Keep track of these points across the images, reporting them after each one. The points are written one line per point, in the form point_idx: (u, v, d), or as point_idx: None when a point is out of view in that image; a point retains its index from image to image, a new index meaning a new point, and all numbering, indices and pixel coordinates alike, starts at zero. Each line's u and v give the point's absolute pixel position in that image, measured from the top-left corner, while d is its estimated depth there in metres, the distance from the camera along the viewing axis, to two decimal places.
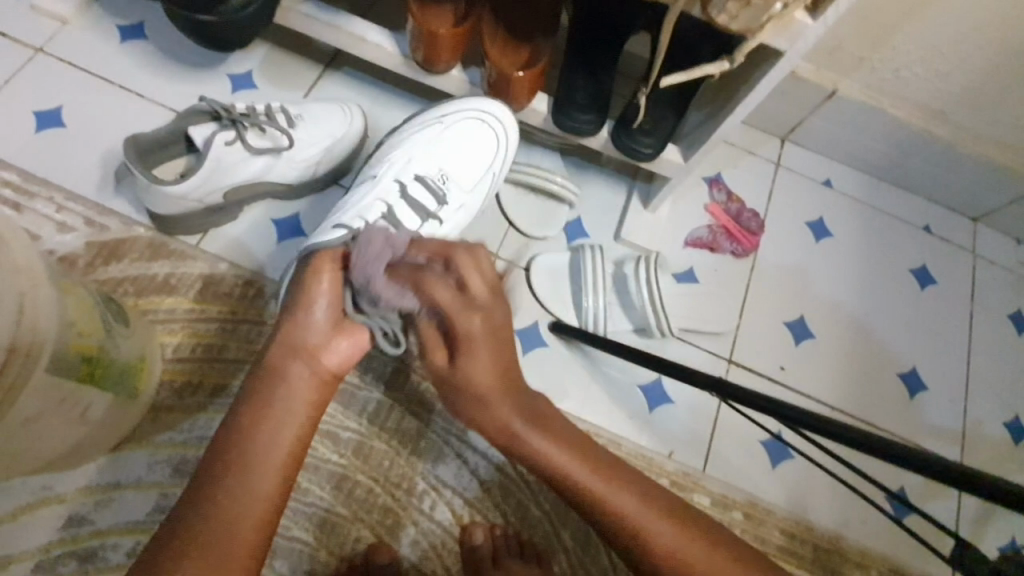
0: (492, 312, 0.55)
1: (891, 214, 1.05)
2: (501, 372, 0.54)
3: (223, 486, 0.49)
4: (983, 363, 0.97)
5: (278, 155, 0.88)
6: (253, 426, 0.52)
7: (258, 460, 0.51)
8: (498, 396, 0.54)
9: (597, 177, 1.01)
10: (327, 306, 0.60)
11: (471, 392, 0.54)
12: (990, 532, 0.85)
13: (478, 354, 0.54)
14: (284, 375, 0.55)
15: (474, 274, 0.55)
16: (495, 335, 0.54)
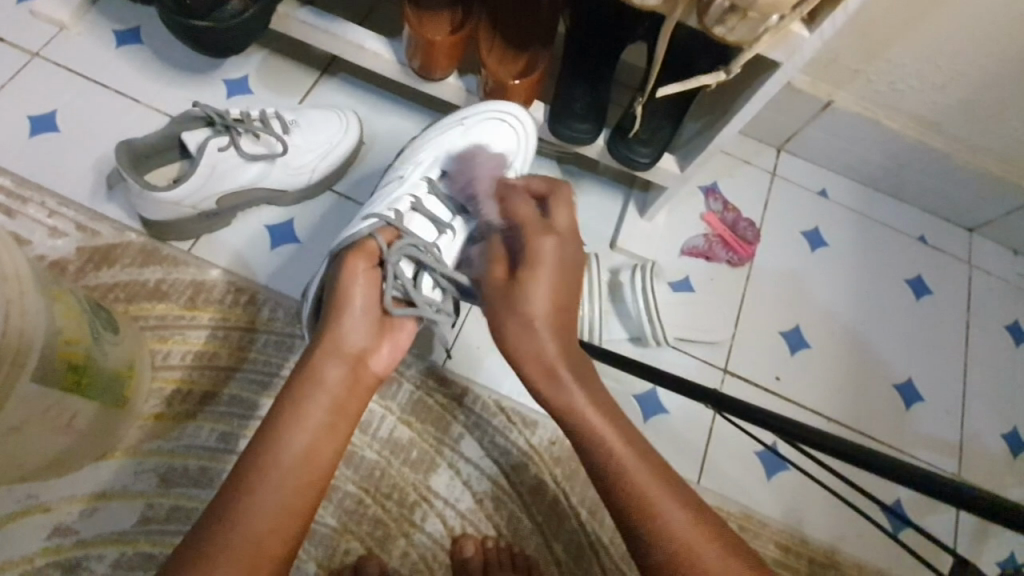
0: (567, 239, 0.60)
1: (887, 224, 1.05)
2: (559, 295, 0.56)
3: (241, 518, 0.47)
4: (979, 374, 0.97)
5: (272, 161, 0.87)
6: (281, 445, 0.51)
7: (283, 482, 0.49)
8: (551, 315, 0.55)
9: (593, 185, 1.00)
10: (367, 316, 0.59)
11: (526, 295, 0.55)
12: (988, 546, 0.84)
13: (549, 271, 0.56)
14: (323, 385, 0.54)
15: (564, 210, 0.62)
16: (573, 258, 0.59)
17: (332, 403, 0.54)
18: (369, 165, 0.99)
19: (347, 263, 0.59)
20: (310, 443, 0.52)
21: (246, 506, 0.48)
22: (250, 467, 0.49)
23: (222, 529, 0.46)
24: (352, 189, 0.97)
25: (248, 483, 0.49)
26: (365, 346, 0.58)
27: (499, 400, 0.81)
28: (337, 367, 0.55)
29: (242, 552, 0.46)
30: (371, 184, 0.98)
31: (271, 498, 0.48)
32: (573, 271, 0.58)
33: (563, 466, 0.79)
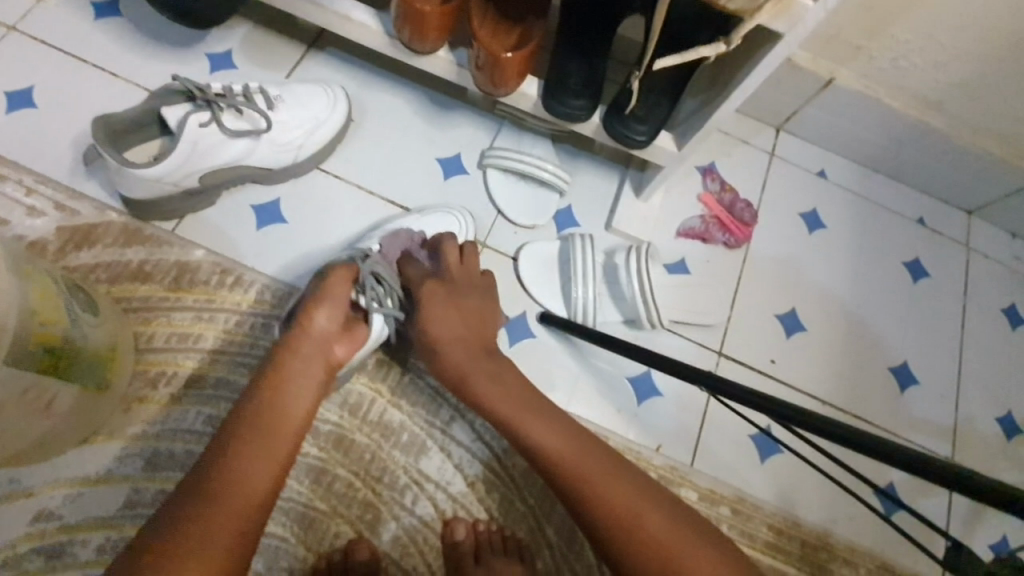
0: (456, 280, 0.73)
1: (886, 206, 1.03)
2: (448, 325, 0.68)
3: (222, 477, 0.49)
4: (974, 357, 0.96)
5: (257, 138, 0.84)
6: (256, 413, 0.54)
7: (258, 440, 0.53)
8: (447, 341, 0.67)
9: (588, 165, 0.98)
10: (337, 304, 0.64)
11: (424, 335, 0.68)
12: (979, 528, 0.84)
13: (441, 309, 0.69)
14: (294, 362, 0.59)
15: (451, 254, 0.75)
16: (462, 292, 0.71)
17: (303, 375, 0.59)
18: (358, 143, 0.96)
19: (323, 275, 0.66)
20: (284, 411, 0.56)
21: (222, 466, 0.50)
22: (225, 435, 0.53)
23: (205, 484, 0.49)
24: (340, 167, 0.94)
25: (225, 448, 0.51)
26: (334, 332, 0.63)
27: None
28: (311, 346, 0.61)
29: (229, 501, 0.48)
30: (360, 162, 0.95)
31: (253, 456, 0.51)
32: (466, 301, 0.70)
33: None
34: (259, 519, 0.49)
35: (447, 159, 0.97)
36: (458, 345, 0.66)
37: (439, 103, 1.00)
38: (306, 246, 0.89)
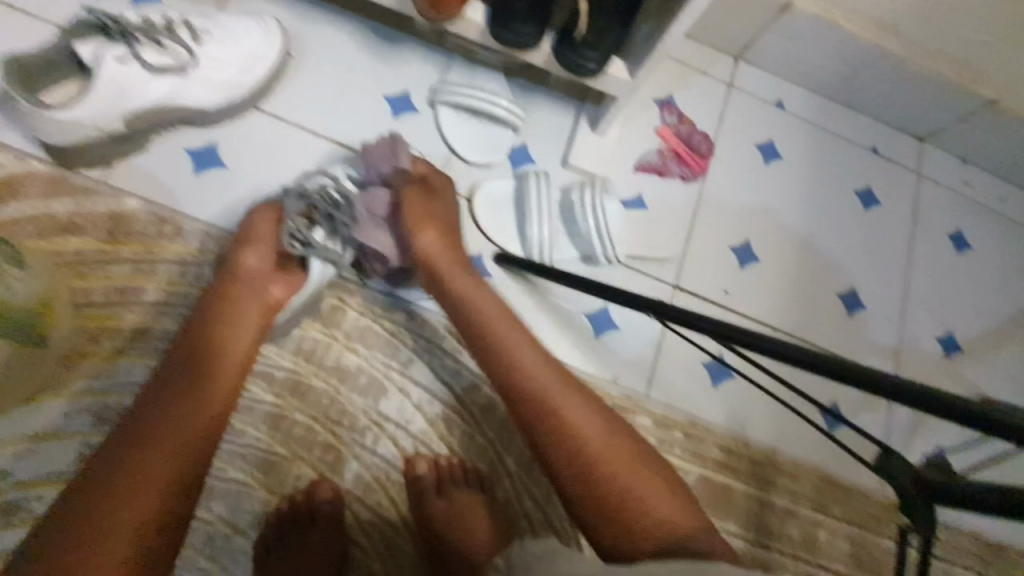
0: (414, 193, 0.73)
1: (842, 135, 1.03)
2: (435, 243, 0.70)
3: (164, 414, 0.57)
4: (920, 281, 1.00)
5: (184, 74, 0.78)
6: (202, 356, 0.62)
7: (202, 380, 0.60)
8: (437, 260, 0.70)
9: (543, 99, 0.95)
10: (264, 249, 0.70)
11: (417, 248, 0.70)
12: (916, 438, 0.90)
13: (431, 225, 0.71)
14: (230, 308, 0.66)
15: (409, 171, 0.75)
16: (442, 213, 0.73)
17: (240, 322, 0.65)
18: (298, 80, 0.91)
19: (247, 222, 0.71)
20: (225, 355, 0.63)
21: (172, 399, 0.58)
22: (170, 375, 0.60)
23: (149, 420, 0.56)
24: (280, 107, 0.89)
25: (168, 390, 0.59)
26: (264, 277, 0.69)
27: (447, 323, 0.81)
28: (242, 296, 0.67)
29: (167, 435, 0.56)
30: (302, 101, 0.90)
31: (189, 399, 0.59)
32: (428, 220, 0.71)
33: None
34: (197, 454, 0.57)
35: (395, 96, 0.92)
36: (449, 262, 0.70)
37: (385, 35, 0.94)
38: (250, 192, 0.85)
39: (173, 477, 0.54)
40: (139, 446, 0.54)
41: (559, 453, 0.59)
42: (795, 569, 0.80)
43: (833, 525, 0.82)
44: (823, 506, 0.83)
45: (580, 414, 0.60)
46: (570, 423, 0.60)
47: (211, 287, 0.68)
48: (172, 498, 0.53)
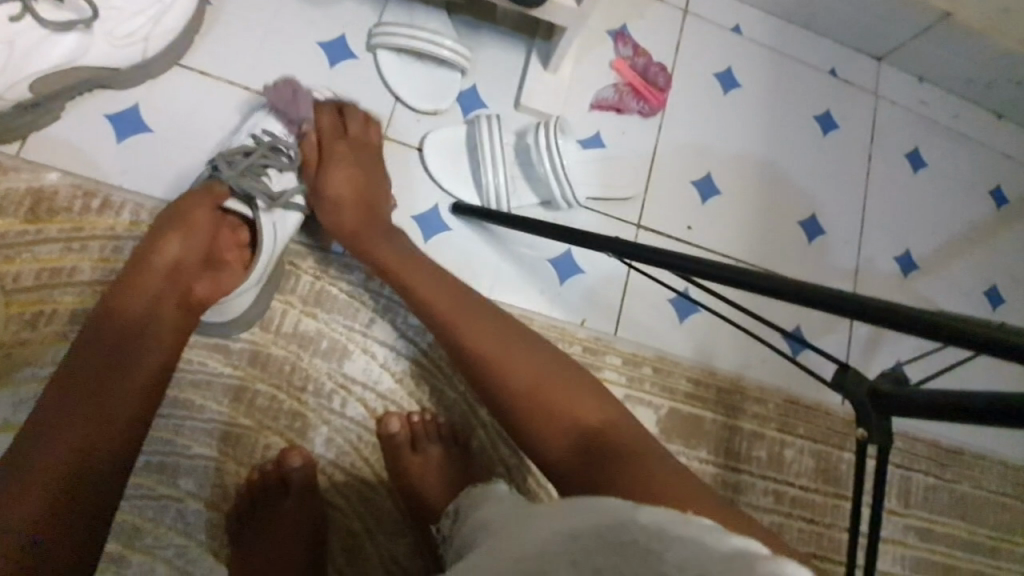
0: (359, 143, 0.75)
1: (801, 59, 1.01)
2: (340, 184, 0.71)
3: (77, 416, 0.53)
4: (878, 202, 1.01)
5: (89, 30, 0.68)
6: (115, 355, 0.58)
7: (115, 380, 0.56)
8: (338, 203, 0.71)
9: (491, 37, 0.89)
10: (193, 236, 0.65)
11: (321, 194, 0.72)
12: (876, 355, 0.93)
13: (338, 164, 0.72)
14: (149, 307, 0.62)
15: (357, 118, 0.76)
16: (362, 156, 0.74)
17: (155, 326, 0.61)
18: (222, 31, 0.83)
19: (176, 205, 0.66)
20: (139, 355, 0.59)
21: (81, 400, 0.54)
22: (76, 374, 0.55)
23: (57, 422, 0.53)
24: (205, 62, 0.82)
25: (75, 389, 0.55)
26: (189, 270, 0.65)
27: None
28: (162, 290, 0.63)
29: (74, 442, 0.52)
30: (229, 54, 0.83)
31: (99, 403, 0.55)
32: (371, 180, 0.73)
33: None
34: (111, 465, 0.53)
35: (331, 42, 0.85)
36: (348, 204, 0.71)
37: None
38: (184, 157, 0.79)
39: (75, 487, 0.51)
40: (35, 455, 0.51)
41: (492, 382, 0.60)
42: (764, 488, 0.83)
43: (798, 444, 0.86)
44: (789, 427, 0.86)
45: (513, 347, 0.61)
46: (489, 353, 0.61)
47: (127, 277, 0.63)
48: (77, 512, 0.50)
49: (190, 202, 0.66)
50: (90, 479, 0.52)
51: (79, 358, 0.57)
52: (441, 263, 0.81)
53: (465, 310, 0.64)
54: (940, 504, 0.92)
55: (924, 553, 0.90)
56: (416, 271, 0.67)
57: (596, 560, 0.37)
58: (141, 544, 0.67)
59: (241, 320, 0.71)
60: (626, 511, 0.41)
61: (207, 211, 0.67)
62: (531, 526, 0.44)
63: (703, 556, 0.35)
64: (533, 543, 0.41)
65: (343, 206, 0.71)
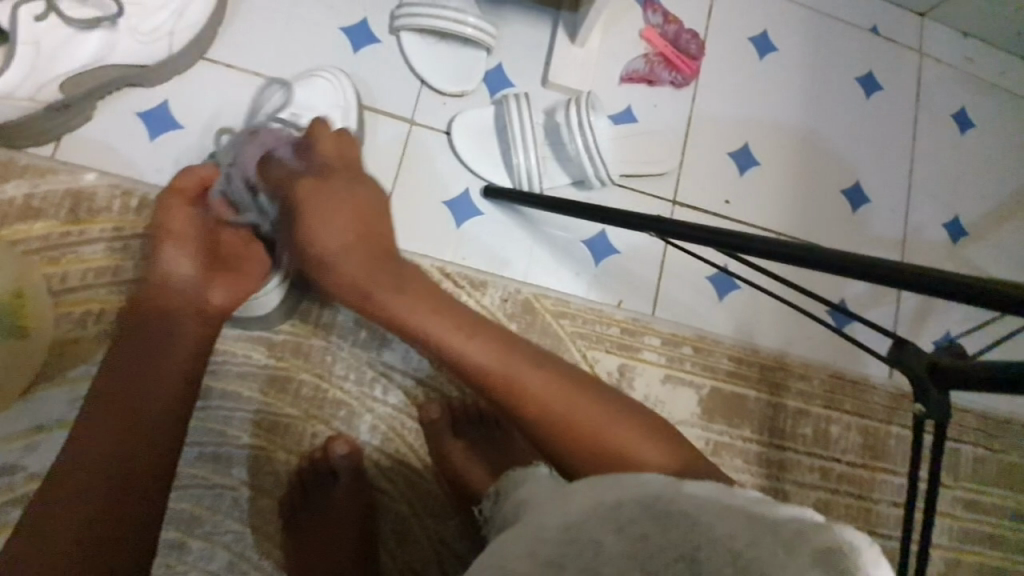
0: (334, 171, 0.62)
1: (840, 19, 0.95)
2: (340, 223, 0.58)
3: (113, 420, 0.53)
4: (924, 167, 0.96)
5: (115, 26, 0.70)
6: (140, 361, 0.57)
7: (143, 390, 0.55)
8: (342, 246, 0.58)
9: (515, 12, 0.86)
10: (188, 246, 0.64)
11: (314, 246, 0.59)
12: (926, 327, 0.90)
13: (318, 206, 0.59)
14: (165, 317, 0.61)
15: (325, 141, 0.64)
16: (340, 179, 0.62)
17: (174, 333, 0.60)
18: (243, 20, 0.82)
19: (157, 219, 0.64)
20: (166, 356, 0.58)
21: (110, 415, 0.53)
22: (109, 385, 0.55)
23: (96, 426, 0.53)
24: (230, 54, 0.81)
25: (107, 397, 0.54)
26: (195, 283, 0.63)
27: (442, 267, 0.79)
28: (174, 300, 0.62)
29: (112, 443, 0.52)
30: (251, 45, 0.82)
31: (131, 405, 0.54)
32: (362, 213, 0.60)
33: (518, 320, 0.79)
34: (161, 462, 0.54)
35: (352, 27, 0.84)
36: (353, 246, 0.58)
37: None
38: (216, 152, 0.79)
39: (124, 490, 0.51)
40: (71, 466, 0.51)
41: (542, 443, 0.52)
42: (810, 464, 0.82)
43: (845, 420, 0.84)
44: (834, 403, 0.84)
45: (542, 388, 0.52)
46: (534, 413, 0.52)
47: (137, 298, 0.62)
48: (122, 512, 0.50)
49: (168, 215, 0.64)
50: (134, 492, 0.51)
51: (108, 368, 0.57)
52: (474, 248, 0.80)
53: (491, 353, 0.54)
54: (991, 475, 0.89)
55: (976, 526, 0.88)
56: (433, 325, 0.56)
57: (644, 526, 0.37)
58: (200, 532, 0.69)
59: (277, 311, 0.72)
60: (665, 484, 0.40)
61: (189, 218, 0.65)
62: (567, 499, 0.43)
63: (748, 525, 0.36)
64: (574, 509, 0.40)
65: (335, 255, 0.58)
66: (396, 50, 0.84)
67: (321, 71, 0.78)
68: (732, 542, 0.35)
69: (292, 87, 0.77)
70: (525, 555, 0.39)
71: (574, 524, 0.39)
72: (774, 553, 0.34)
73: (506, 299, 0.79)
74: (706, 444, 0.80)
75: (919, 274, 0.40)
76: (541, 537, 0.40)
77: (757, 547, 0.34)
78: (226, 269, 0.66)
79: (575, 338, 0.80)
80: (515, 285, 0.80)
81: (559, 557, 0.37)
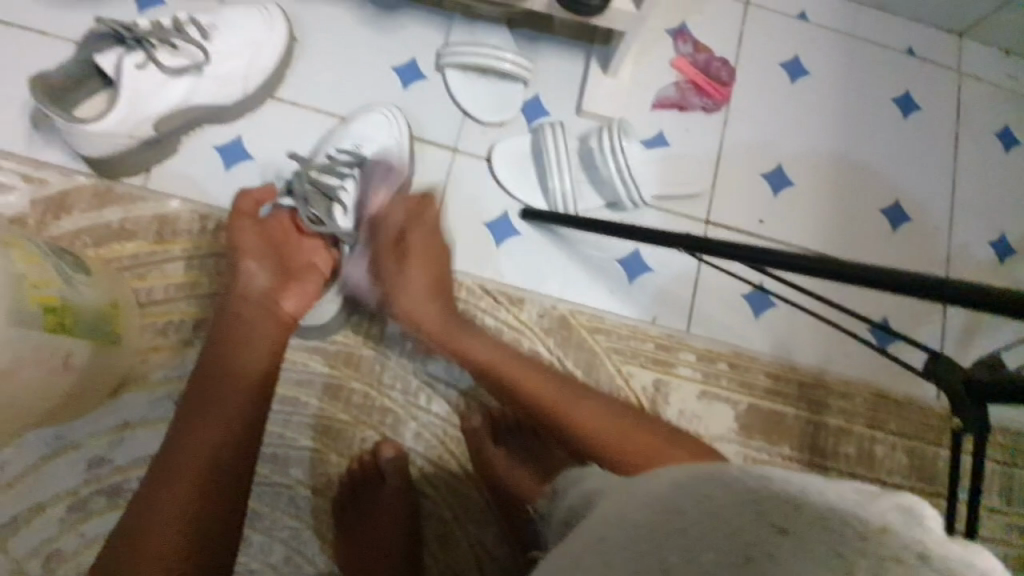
0: (423, 229, 0.73)
1: (873, 41, 0.97)
2: (421, 275, 0.71)
3: (200, 420, 0.58)
4: (967, 185, 0.94)
5: (200, 73, 0.81)
6: (223, 367, 0.62)
7: (221, 397, 0.60)
8: (415, 291, 0.70)
9: (551, 48, 0.92)
10: (261, 259, 0.70)
11: (393, 289, 0.71)
12: (974, 347, 0.87)
13: (410, 256, 0.71)
14: (242, 326, 0.65)
15: (421, 209, 0.74)
16: (425, 237, 0.73)
17: (252, 340, 0.64)
18: (307, 64, 0.91)
19: (232, 236, 0.71)
20: (244, 362, 0.63)
21: (194, 423, 0.58)
22: (200, 388, 0.60)
23: (188, 424, 0.58)
24: (296, 93, 0.90)
25: (198, 398, 0.60)
26: (266, 289, 0.68)
27: (484, 284, 0.84)
28: (251, 309, 0.67)
29: (200, 440, 0.57)
30: (315, 85, 0.91)
31: (216, 406, 0.59)
32: (440, 274, 0.72)
33: (555, 335, 0.83)
34: (229, 458, 0.57)
35: (402, 66, 0.92)
36: (422, 297, 0.70)
37: (384, 6, 0.93)
38: (281, 180, 0.88)
39: (198, 483, 0.55)
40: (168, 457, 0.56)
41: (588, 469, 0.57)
42: (854, 485, 0.81)
43: (890, 440, 0.82)
44: (879, 422, 0.82)
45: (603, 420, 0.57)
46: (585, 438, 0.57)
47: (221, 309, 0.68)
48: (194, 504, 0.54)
49: (239, 232, 0.72)
50: (209, 502, 0.54)
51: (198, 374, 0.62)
52: (512, 267, 0.85)
53: (544, 391, 0.62)
54: None
55: None
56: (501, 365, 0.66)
57: (745, 507, 0.31)
58: (258, 527, 0.75)
59: (333, 322, 0.78)
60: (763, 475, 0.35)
61: (254, 231, 0.72)
62: (656, 477, 0.39)
63: (850, 522, 0.29)
64: (666, 486, 0.36)
65: (415, 297, 0.70)
66: (441, 85, 0.91)
67: (378, 108, 0.86)
68: (834, 527, 0.29)
69: (354, 122, 0.85)
70: (613, 525, 0.36)
71: (667, 500, 0.35)
72: (872, 545, 0.28)
73: (543, 315, 0.83)
74: (743, 461, 0.80)
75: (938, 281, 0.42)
76: (632, 510, 0.36)
77: (856, 536, 0.28)
78: (297, 279, 0.71)
79: (610, 354, 0.82)
80: (552, 302, 0.84)
81: (649, 528, 0.33)
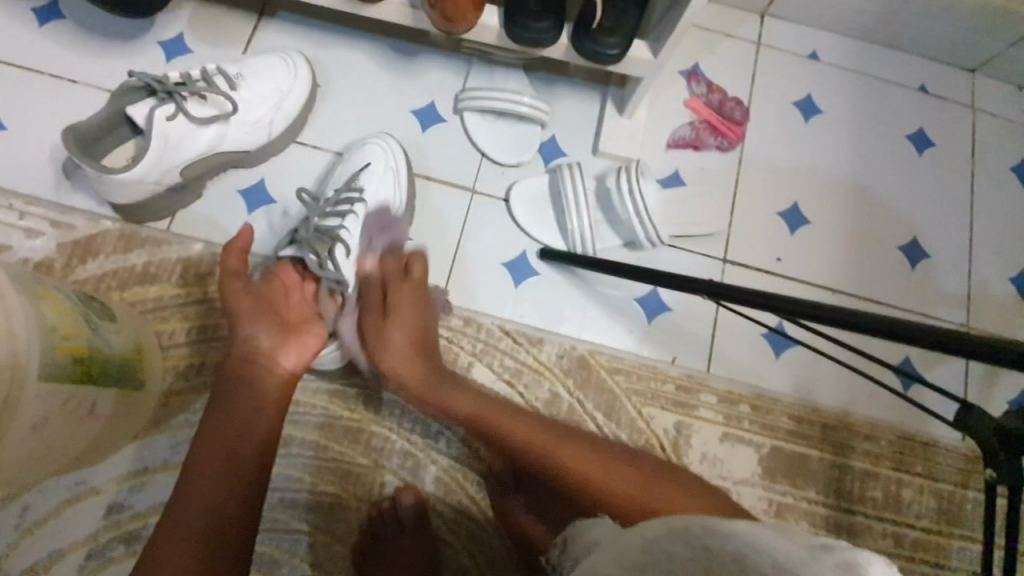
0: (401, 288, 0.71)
1: (885, 79, 0.98)
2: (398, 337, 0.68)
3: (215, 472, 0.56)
4: (985, 221, 0.94)
5: (226, 121, 0.83)
6: (236, 419, 0.60)
7: (227, 459, 0.57)
8: (392, 351, 0.68)
9: (567, 91, 0.94)
10: (263, 318, 0.67)
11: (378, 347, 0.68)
12: (998, 386, 0.86)
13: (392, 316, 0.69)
14: (252, 379, 0.63)
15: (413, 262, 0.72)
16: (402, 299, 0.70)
17: (262, 395, 0.62)
18: (329, 108, 0.94)
19: (230, 293, 0.67)
20: (258, 416, 0.60)
21: (197, 485, 0.55)
22: (213, 439, 0.58)
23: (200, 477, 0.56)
24: (317, 137, 0.92)
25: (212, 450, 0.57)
26: (268, 350, 0.65)
27: (502, 325, 0.84)
28: (260, 364, 0.64)
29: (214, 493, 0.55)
30: (335, 129, 0.93)
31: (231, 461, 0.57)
32: (416, 336, 0.69)
33: (574, 376, 0.83)
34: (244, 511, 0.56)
35: (421, 109, 0.94)
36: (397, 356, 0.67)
37: (404, 52, 0.96)
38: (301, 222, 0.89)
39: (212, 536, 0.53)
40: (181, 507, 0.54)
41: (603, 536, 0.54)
42: (881, 530, 0.79)
43: (917, 483, 0.80)
44: (905, 465, 0.81)
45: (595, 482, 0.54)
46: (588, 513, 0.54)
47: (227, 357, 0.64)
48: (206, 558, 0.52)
49: (236, 288, 0.68)
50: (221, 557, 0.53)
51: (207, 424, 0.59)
52: (530, 308, 0.85)
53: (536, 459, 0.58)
54: None
55: None
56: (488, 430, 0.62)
57: None
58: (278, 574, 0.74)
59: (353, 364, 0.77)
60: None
61: (248, 294, 0.68)
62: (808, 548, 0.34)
63: None
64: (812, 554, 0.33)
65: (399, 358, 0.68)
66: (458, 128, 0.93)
67: (373, 138, 0.85)
68: None
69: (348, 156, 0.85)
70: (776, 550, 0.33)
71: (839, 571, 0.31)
72: None
73: (562, 355, 0.83)
74: (767, 505, 0.79)
75: (971, 340, 0.42)
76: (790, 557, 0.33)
77: None
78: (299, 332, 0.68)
79: (630, 396, 0.82)
80: (572, 342, 0.84)
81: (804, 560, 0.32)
